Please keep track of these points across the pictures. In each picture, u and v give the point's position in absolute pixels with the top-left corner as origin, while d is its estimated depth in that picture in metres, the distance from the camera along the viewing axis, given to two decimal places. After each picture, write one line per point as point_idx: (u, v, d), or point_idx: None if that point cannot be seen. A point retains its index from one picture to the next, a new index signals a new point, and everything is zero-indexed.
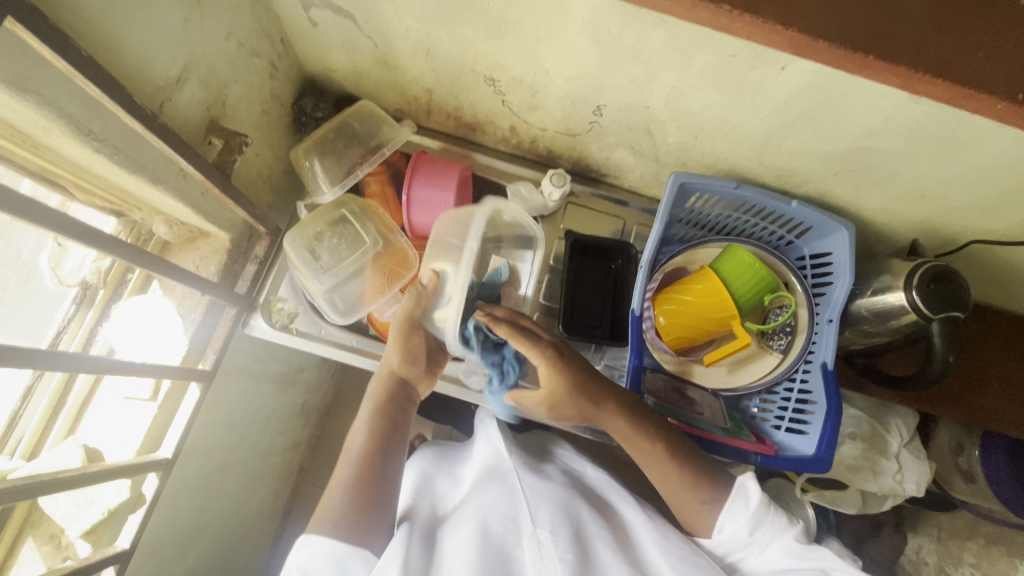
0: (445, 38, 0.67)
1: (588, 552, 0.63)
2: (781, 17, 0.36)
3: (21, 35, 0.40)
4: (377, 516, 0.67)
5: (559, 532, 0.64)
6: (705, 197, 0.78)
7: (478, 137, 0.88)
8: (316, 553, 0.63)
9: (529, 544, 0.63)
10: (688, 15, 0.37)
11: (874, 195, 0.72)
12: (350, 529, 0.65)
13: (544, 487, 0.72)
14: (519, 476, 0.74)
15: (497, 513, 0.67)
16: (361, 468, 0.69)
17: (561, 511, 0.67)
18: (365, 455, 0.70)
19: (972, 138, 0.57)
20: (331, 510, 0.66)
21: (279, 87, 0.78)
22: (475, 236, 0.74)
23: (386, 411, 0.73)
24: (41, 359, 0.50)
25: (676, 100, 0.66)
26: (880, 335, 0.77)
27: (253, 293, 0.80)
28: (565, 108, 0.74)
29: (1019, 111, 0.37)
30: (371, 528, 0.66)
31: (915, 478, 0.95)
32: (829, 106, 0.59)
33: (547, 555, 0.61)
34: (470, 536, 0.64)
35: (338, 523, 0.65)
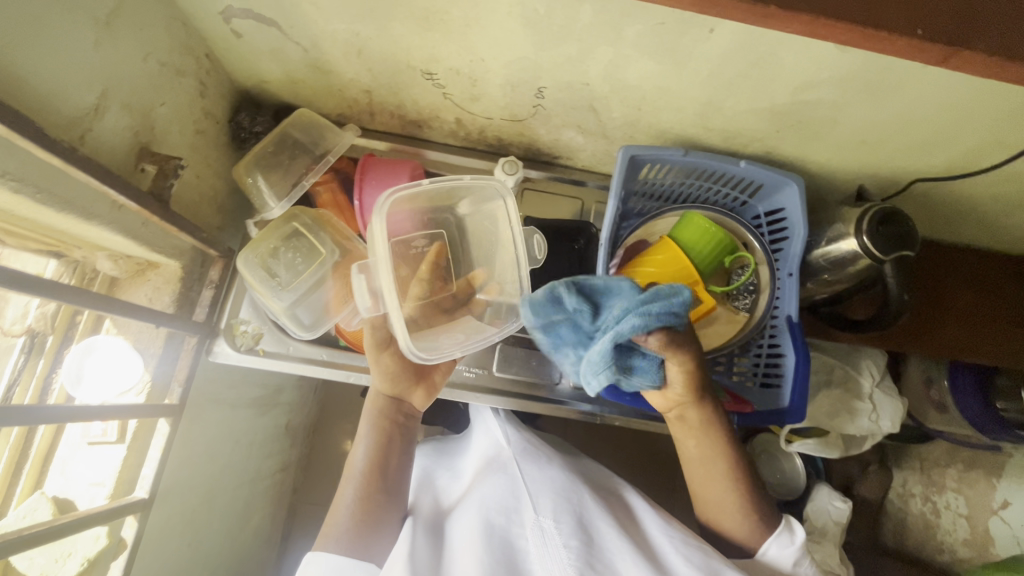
0: (374, 35, 0.65)
1: (591, 535, 0.64)
2: None
3: None
4: (375, 530, 0.68)
5: (562, 519, 0.64)
6: (656, 167, 0.78)
7: (426, 134, 0.87)
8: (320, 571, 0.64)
9: (533, 532, 0.64)
10: None
11: (817, 147, 0.73)
12: (353, 542, 0.66)
13: (544, 473, 0.72)
14: (517, 461, 0.74)
15: (497, 503, 0.68)
16: (364, 486, 0.70)
17: (563, 496, 0.68)
18: (366, 473, 0.70)
19: (900, 80, 0.58)
20: (337, 527, 0.68)
21: (212, 105, 0.75)
22: (381, 215, 0.65)
23: (384, 429, 0.72)
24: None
25: (614, 74, 0.66)
26: (841, 283, 0.79)
27: (214, 319, 0.77)
28: (506, 94, 0.73)
29: (920, 46, 0.38)
30: (373, 541, 0.68)
31: (890, 416, 0.98)
32: (761, 64, 0.60)
33: (552, 542, 0.62)
34: (477, 533, 0.65)
35: (341, 539, 0.67)
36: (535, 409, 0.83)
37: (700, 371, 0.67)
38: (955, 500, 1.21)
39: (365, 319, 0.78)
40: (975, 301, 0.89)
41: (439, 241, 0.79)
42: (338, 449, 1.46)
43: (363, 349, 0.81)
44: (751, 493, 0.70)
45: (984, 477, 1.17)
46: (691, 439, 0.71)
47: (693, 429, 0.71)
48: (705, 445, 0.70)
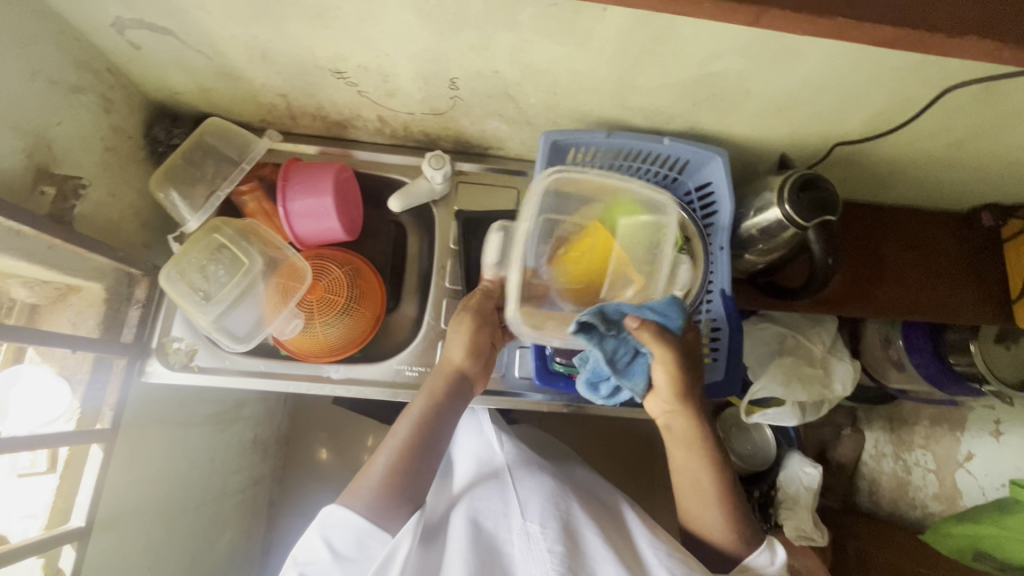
0: (274, 37, 0.64)
1: (573, 539, 0.66)
2: None
3: None
4: (404, 500, 0.67)
5: (548, 525, 0.67)
6: (582, 150, 0.78)
7: (352, 134, 0.85)
8: (344, 524, 0.63)
9: (518, 536, 0.66)
10: None
11: (737, 119, 0.73)
12: (380, 506, 0.65)
13: (534, 482, 0.75)
14: (510, 471, 0.77)
15: (487, 506, 0.71)
16: (405, 448, 0.69)
17: (551, 503, 0.70)
18: (409, 436, 0.69)
19: (798, 45, 0.58)
20: (370, 488, 0.66)
21: (121, 120, 0.74)
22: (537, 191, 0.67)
23: (443, 400, 0.72)
24: None
25: (521, 59, 0.65)
26: (773, 252, 0.79)
27: (144, 339, 0.76)
28: (421, 88, 0.72)
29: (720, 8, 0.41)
30: (398, 508, 0.66)
31: (842, 378, 1.01)
32: (662, 38, 0.59)
33: (536, 546, 0.64)
34: (463, 534, 0.67)
35: (371, 500, 0.65)
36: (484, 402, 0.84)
37: (692, 385, 0.68)
38: (924, 456, 1.23)
39: (299, 325, 0.77)
40: (913, 260, 0.90)
41: None
42: (312, 458, 1.46)
43: (305, 356, 0.80)
44: (734, 508, 0.71)
45: (949, 431, 1.19)
46: (679, 451, 0.72)
47: (682, 442, 0.71)
48: (693, 459, 0.71)
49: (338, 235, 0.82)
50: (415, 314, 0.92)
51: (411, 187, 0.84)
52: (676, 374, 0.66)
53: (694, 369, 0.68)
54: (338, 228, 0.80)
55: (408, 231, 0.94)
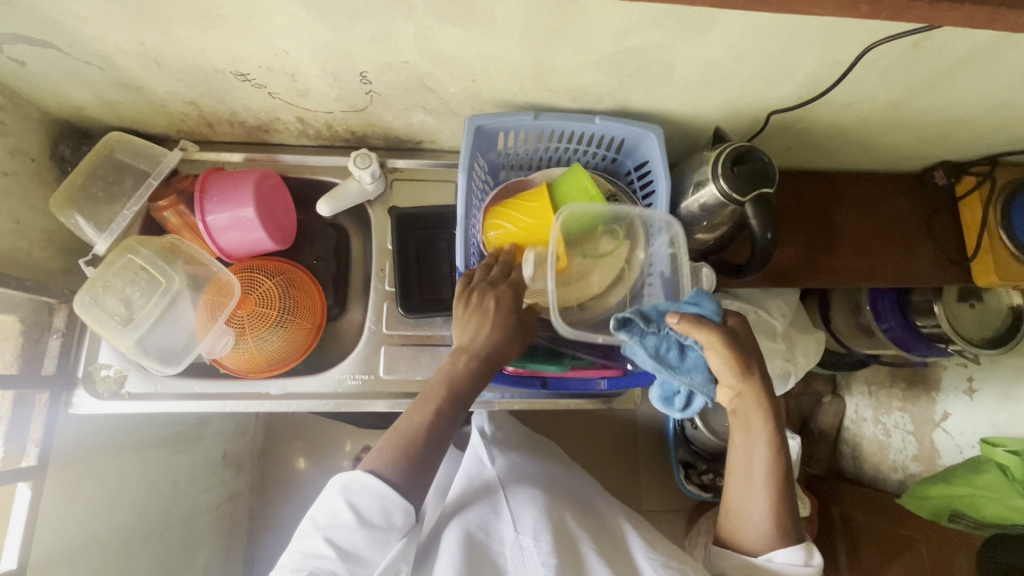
0: (162, 42, 0.60)
1: (568, 551, 0.67)
2: None
3: None
4: (424, 469, 0.62)
5: (541, 537, 0.68)
6: (512, 135, 0.75)
7: (276, 138, 0.82)
8: (370, 491, 0.59)
9: (513, 550, 0.68)
10: None
11: (666, 94, 0.70)
12: (400, 470, 0.61)
13: (526, 495, 0.77)
14: (504, 485, 0.78)
15: (477, 519, 0.72)
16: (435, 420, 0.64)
17: (543, 515, 0.72)
18: (439, 410, 0.64)
19: (711, 12, 0.55)
20: (393, 448, 0.62)
21: (21, 142, 0.70)
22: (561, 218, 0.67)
23: (472, 370, 0.66)
24: None
25: (428, 47, 0.61)
26: (715, 228, 0.76)
27: (69, 368, 0.74)
28: (333, 84, 0.68)
29: None
30: (417, 475, 0.61)
31: (804, 350, 1.00)
32: (568, 15, 0.56)
33: (530, 559, 0.66)
34: (458, 544, 0.67)
35: (392, 463, 0.61)
36: None
37: (752, 366, 0.63)
38: (902, 418, 1.22)
39: (231, 342, 0.75)
40: (867, 224, 0.88)
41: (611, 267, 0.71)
42: (291, 468, 1.44)
43: (245, 373, 0.77)
44: (785, 503, 0.63)
45: (925, 392, 1.18)
46: (735, 432, 0.65)
47: (741, 424, 0.64)
48: (750, 443, 0.64)
49: (266, 244, 0.78)
50: (362, 319, 0.89)
51: (340, 189, 0.80)
52: (733, 354, 0.61)
53: (750, 351, 0.63)
54: (265, 237, 0.76)
55: (349, 233, 0.91)
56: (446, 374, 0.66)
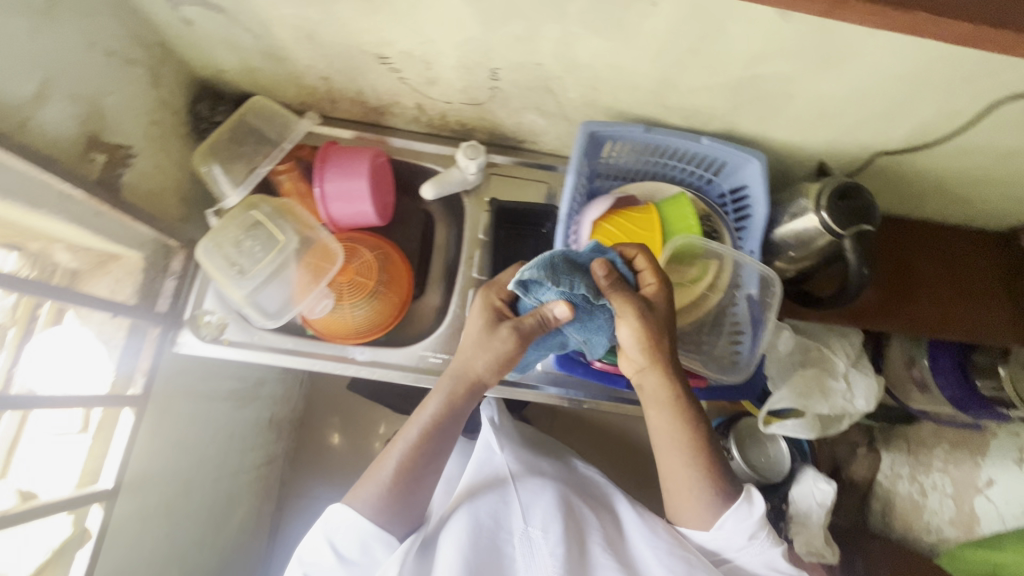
0: (323, 19, 0.65)
1: (578, 545, 0.67)
2: None
3: None
4: (406, 501, 0.67)
5: (550, 528, 0.68)
6: (617, 144, 0.78)
7: (389, 121, 0.86)
8: (347, 526, 0.64)
9: (521, 541, 0.68)
10: None
11: (776, 123, 0.73)
12: (379, 508, 0.65)
13: (535, 485, 0.76)
14: (513, 476, 0.78)
15: (487, 508, 0.71)
16: (411, 454, 0.68)
17: (553, 506, 0.72)
18: (416, 442, 0.68)
19: (847, 50, 0.58)
20: (374, 484, 0.67)
21: (169, 95, 0.75)
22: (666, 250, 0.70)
23: (450, 400, 0.70)
24: None
25: (565, 53, 0.65)
26: (803, 262, 0.78)
27: (178, 309, 0.78)
28: (462, 77, 0.73)
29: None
30: (397, 513, 0.66)
31: (865, 394, 0.99)
32: (710, 38, 0.59)
33: (539, 551, 0.66)
34: (462, 530, 0.67)
35: (371, 500, 0.66)
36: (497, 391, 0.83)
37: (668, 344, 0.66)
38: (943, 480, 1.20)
39: (329, 306, 0.79)
40: (945, 276, 0.89)
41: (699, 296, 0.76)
42: (325, 442, 1.47)
43: (331, 337, 0.81)
44: (714, 467, 0.67)
45: (969, 457, 1.16)
46: (652, 410, 0.69)
47: (652, 400, 0.68)
48: (666, 416, 0.67)
49: (371, 219, 0.82)
50: (439, 303, 0.92)
51: (444, 175, 0.84)
52: (641, 324, 0.64)
53: (666, 330, 0.65)
54: (372, 212, 0.81)
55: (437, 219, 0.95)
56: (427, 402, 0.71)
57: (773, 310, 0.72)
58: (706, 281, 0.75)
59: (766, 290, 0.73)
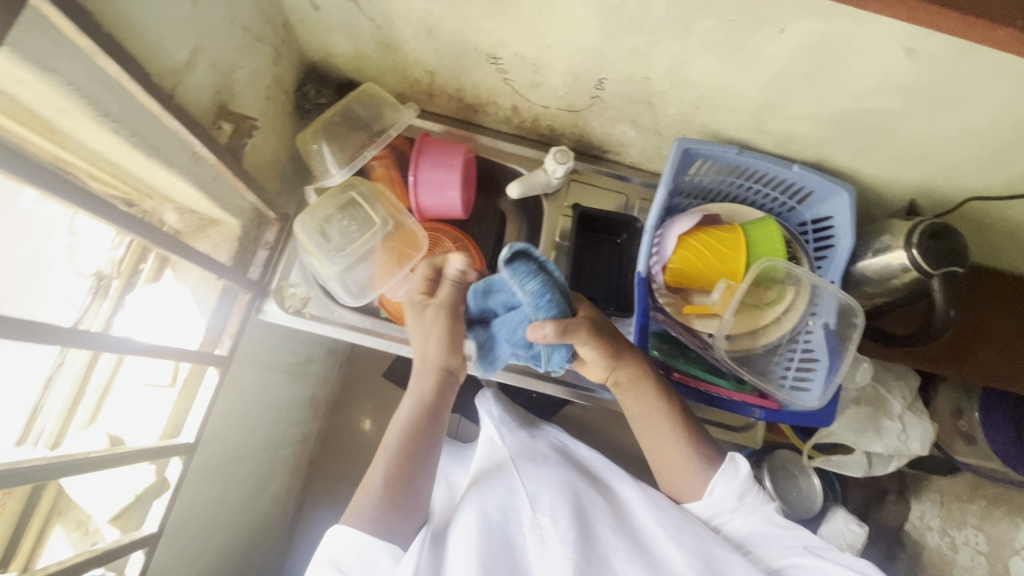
0: (448, 16, 0.68)
1: (591, 534, 0.65)
2: None
3: (76, 38, 0.41)
4: (403, 502, 0.64)
5: (559, 515, 0.65)
6: (707, 163, 0.79)
7: (480, 119, 0.89)
8: (348, 542, 0.60)
9: (530, 530, 0.65)
10: None
11: (870, 158, 0.74)
12: (378, 518, 0.62)
13: (540, 473, 0.74)
14: (516, 464, 0.76)
15: (494, 501, 0.68)
16: (401, 455, 0.66)
17: (561, 496, 0.69)
18: (399, 447, 0.66)
19: (964, 93, 0.59)
20: (368, 502, 0.63)
21: (283, 74, 0.79)
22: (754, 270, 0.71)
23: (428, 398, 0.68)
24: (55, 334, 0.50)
25: (677, 70, 0.67)
26: (879, 298, 0.79)
27: (266, 279, 0.81)
28: (567, 83, 0.75)
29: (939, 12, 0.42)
30: (398, 519, 0.64)
31: (919, 437, 0.97)
32: (828, 69, 0.60)
33: (551, 539, 0.63)
34: (471, 519, 0.65)
35: (370, 513, 0.63)
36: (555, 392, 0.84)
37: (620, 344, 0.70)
38: None
39: (410, 291, 0.80)
40: None
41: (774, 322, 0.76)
42: (357, 426, 1.49)
43: (402, 321, 0.83)
44: (695, 440, 0.71)
45: None
46: (629, 400, 0.72)
47: (627, 391, 0.72)
48: (643, 404, 0.71)
49: (456, 212, 0.85)
50: None
51: (530, 176, 0.86)
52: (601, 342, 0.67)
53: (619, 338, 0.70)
54: (458, 206, 0.83)
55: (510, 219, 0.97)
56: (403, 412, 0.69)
57: (852, 345, 0.72)
58: (782, 305, 0.76)
59: (846, 321, 0.73)
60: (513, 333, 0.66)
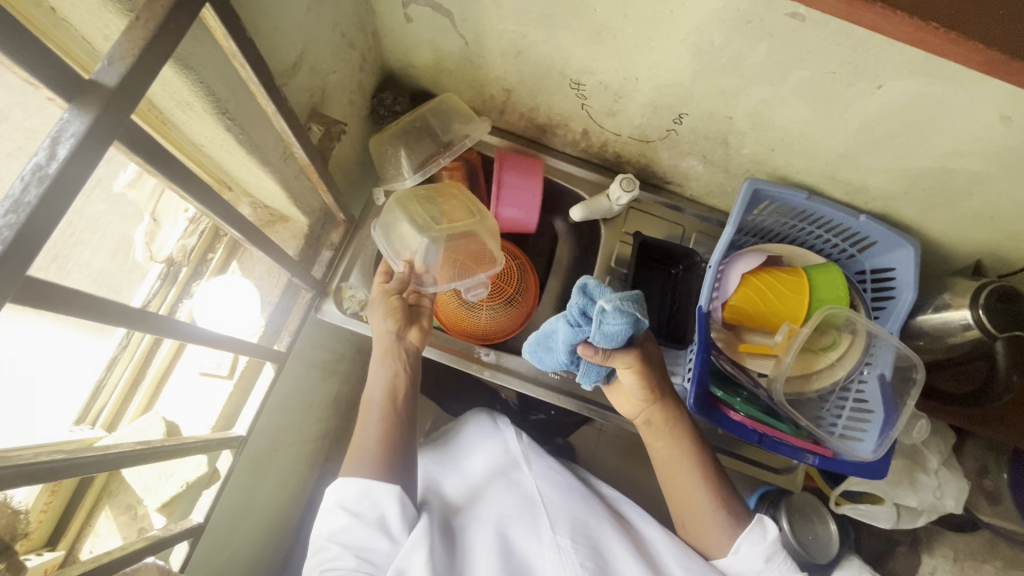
0: (541, 40, 0.69)
1: (604, 558, 0.68)
2: (985, 35, 0.35)
3: (223, 41, 0.42)
4: (398, 461, 0.69)
5: (578, 541, 0.68)
6: (774, 204, 0.80)
7: (547, 140, 0.90)
8: (354, 488, 0.65)
9: (551, 550, 0.68)
10: (887, 27, 0.36)
11: (940, 216, 0.74)
12: (377, 467, 0.67)
13: (562, 494, 0.76)
14: (537, 484, 0.78)
15: (518, 524, 0.72)
16: (387, 419, 0.71)
17: (579, 520, 0.72)
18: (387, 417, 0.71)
19: None
20: (364, 456, 0.68)
21: (364, 80, 0.80)
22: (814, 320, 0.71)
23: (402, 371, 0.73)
24: (137, 318, 0.44)
25: (761, 113, 0.68)
26: (932, 353, 0.79)
27: (326, 279, 0.81)
28: (645, 114, 0.76)
29: None
30: (397, 476, 0.67)
31: (954, 495, 0.97)
32: (919, 127, 0.61)
33: (568, 562, 0.66)
34: (494, 543, 0.69)
35: (369, 463, 0.67)
36: (601, 417, 0.82)
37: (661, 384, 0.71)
38: None
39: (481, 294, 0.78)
40: None
41: (831, 369, 0.75)
42: None
43: (458, 334, 0.84)
44: (718, 484, 0.71)
45: None
46: (659, 442, 0.73)
47: (654, 431, 0.73)
48: (667, 442, 0.72)
49: (529, 228, 0.86)
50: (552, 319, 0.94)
51: (594, 200, 0.87)
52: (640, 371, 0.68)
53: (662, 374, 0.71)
54: (534, 220, 0.85)
55: (563, 239, 0.97)
56: (388, 385, 0.72)
57: (909, 407, 0.71)
58: (837, 351, 0.75)
59: (904, 375, 0.73)
60: (570, 347, 0.65)
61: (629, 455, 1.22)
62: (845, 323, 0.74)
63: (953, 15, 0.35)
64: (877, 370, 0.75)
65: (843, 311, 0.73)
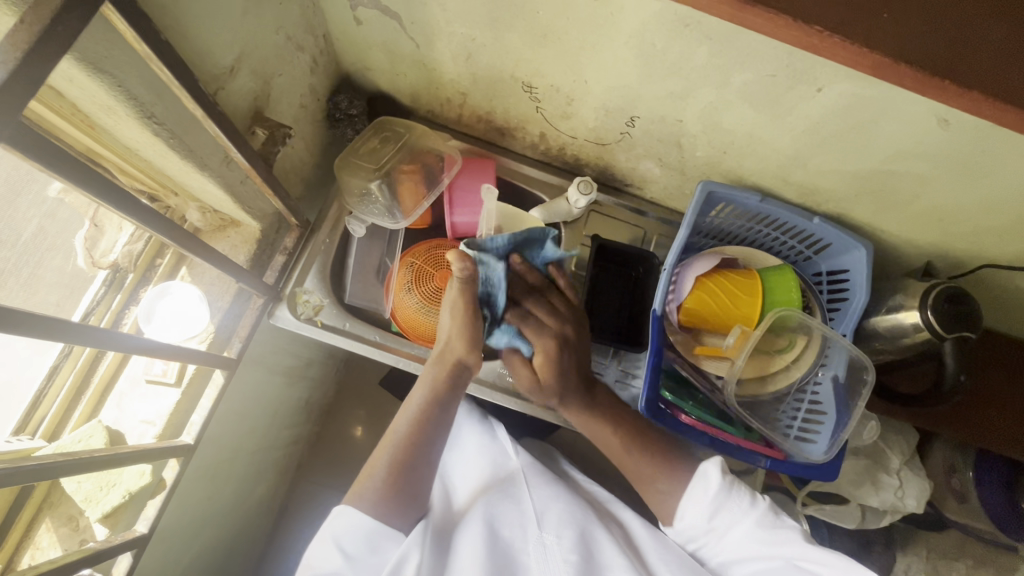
0: (489, 43, 0.69)
1: (593, 551, 0.67)
2: (867, 40, 0.37)
3: (136, 45, 0.41)
4: (406, 494, 0.66)
5: (564, 534, 0.68)
6: (729, 207, 0.80)
7: (507, 142, 0.90)
8: (354, 528, 0.61)
9: (537, 547, 0.67)
10: (775, 33, 0.38)
11: (890, 217, 0.75)
12: (382, 500, 0.64)
13: (551, 490, 0.76)
14: (527, 479, 0.77)
15: (504, 515, 0.71)
16: (405, 450, 0.67)
17: (569, 512, 0.71)
18: (402, 446, 0.67)
19: (989, 168, 0.60)
20: (370, 489, 0.65)
21: (317, 83, 0.79)
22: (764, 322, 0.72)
23: (441, 396, 0.70)
24: (60, 329, 0.44)
25: (709, 116, 0.68)
26: (887, 353, 0.80)
27: (280, 284, 0.79)
28: (598, 117, 0.76)
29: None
30: (402, 503, 0.65)
31: (915, 494, 0.97)
32: (860, 130, 0.61)
33: (554, 559, 0.65)
34: (482, 534, 0.67)
35: (374, 497, 0.64)
36: (554, 420, 0.82)
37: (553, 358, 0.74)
38: None
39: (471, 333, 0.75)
40: None
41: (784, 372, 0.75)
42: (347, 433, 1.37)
43: (414, 338, 0.83)
44: (644, 443, 0.76)
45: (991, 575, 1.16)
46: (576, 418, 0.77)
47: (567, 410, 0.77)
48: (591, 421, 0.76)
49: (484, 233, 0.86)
50: None
51: (552, 203, 0.86)
52: None
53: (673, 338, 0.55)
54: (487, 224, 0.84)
55: None
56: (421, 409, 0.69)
57: (858, 407, 0.72)
58: (791, 355, 0.75)
59: (857, 379, 0.73)
60: None
61: (601, 459, 1.21)
62: (800, 326, 0.74)
63: (839, 23, 0.37)
64: (830, 372, 0.75)
65: (794, 312, 0.74)
